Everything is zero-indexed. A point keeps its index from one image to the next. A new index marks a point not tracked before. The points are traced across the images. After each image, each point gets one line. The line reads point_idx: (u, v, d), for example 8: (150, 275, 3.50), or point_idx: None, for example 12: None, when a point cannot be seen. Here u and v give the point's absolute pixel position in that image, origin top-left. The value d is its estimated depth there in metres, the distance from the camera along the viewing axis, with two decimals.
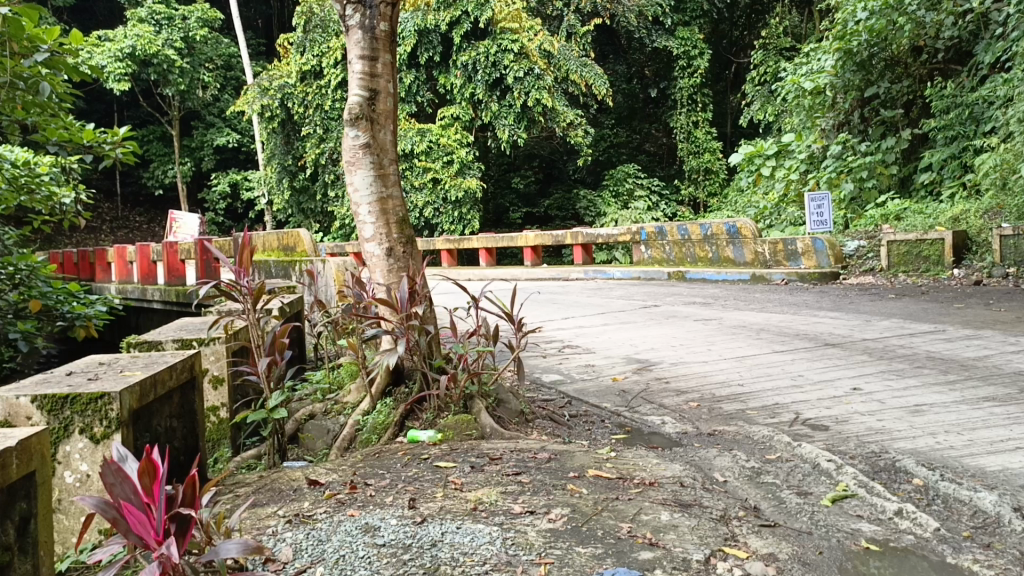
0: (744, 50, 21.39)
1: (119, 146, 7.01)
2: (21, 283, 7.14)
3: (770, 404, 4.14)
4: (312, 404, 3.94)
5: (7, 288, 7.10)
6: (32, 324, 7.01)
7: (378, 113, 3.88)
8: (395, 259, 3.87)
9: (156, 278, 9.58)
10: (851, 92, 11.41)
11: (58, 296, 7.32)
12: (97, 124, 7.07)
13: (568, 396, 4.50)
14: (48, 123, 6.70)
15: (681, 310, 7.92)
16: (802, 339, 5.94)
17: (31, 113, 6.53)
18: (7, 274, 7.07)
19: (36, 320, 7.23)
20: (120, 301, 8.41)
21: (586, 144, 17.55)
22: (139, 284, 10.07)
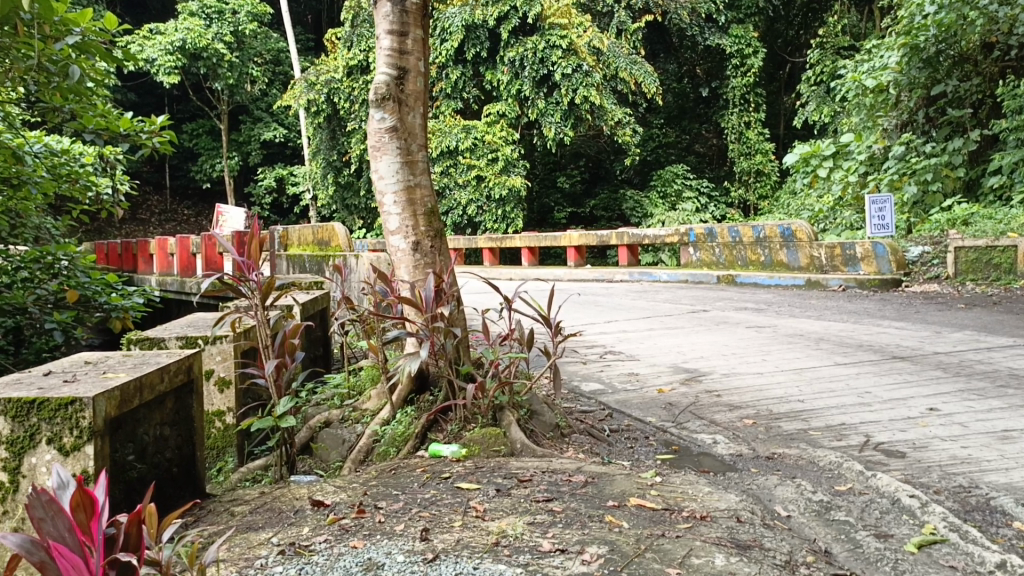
0: (799, 49, 20.68)
1: (157, 136, 6.81)
2: (59, 273, 6.98)
3: (835, 425, 3.71)
4: (328, 410, 3.62)
5: (46, 277, 6.95)
6: (69, 315, 6.84)
7: (407, 94, 3.56)
8: (422, 254, 3.54)
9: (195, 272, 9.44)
10: (916, 90, 10.76)
11: (96, 287, 7.15)
12: (134, 112, 6.88)
13: (609, 409, 4.12)
14: (85, 110, 6.48)
15: (732, 315, 7.45)
16: (865, 351, 5.46)
17: (69, 100, 6.31)
18: (47, 264, 6.93)
19: (74, 310, 7.07)
20: (157, 294, 8.24)
21: (634, 144, 17.01)
22: (178, 276, 9.91)
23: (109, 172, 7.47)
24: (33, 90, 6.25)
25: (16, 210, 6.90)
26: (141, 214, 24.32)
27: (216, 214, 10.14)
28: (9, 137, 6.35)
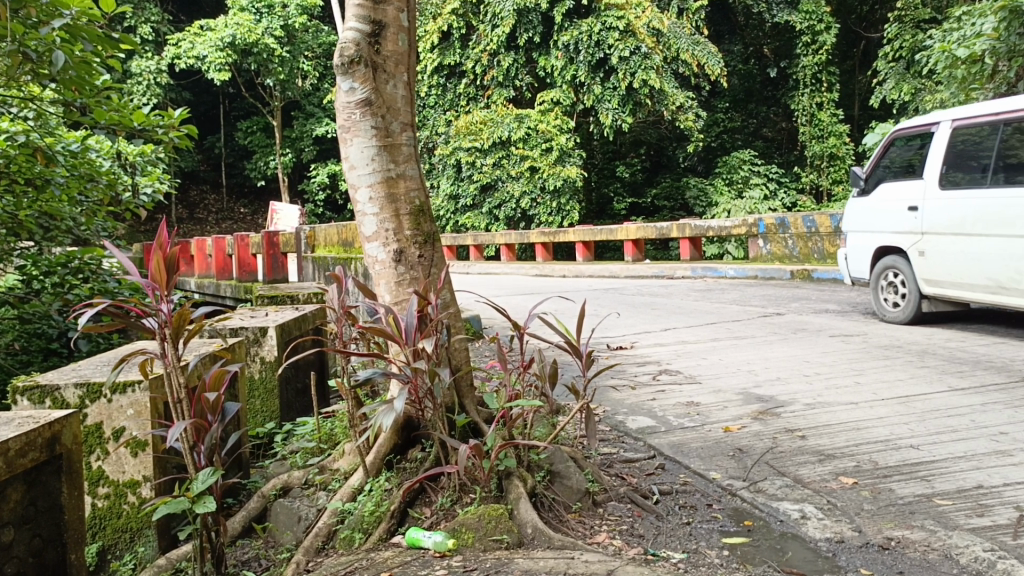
0: (875, 24, 19.13)
1: (175, 128, 5.97)
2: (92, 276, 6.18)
3: (969, 489, 2.72)
4: (289, 469, 2.80)
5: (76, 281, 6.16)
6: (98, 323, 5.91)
7: (385, 56, 2.72)
8: (406, 267, 2.71)
9: (256, 276, 8.95)
10: (1017, 58, 9.08)
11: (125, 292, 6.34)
12: (150, 106, 6.04)
13: (661, 457, 3.24)
14: (97, 104, 5.60)
15: (811, 320, 6.40)
16: (985, 370, 4.37)
17: (79, 94, 5.42)
18: (75, 268, 6.10)
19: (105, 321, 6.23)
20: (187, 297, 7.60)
21: (698, 130, 15.85)
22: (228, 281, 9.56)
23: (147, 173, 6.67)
24: (47, 83, 5.45)
25: (48, 214, 5.79)
26: (198, 213, 24.32)
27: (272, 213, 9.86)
28: (39, 137, 5.54)
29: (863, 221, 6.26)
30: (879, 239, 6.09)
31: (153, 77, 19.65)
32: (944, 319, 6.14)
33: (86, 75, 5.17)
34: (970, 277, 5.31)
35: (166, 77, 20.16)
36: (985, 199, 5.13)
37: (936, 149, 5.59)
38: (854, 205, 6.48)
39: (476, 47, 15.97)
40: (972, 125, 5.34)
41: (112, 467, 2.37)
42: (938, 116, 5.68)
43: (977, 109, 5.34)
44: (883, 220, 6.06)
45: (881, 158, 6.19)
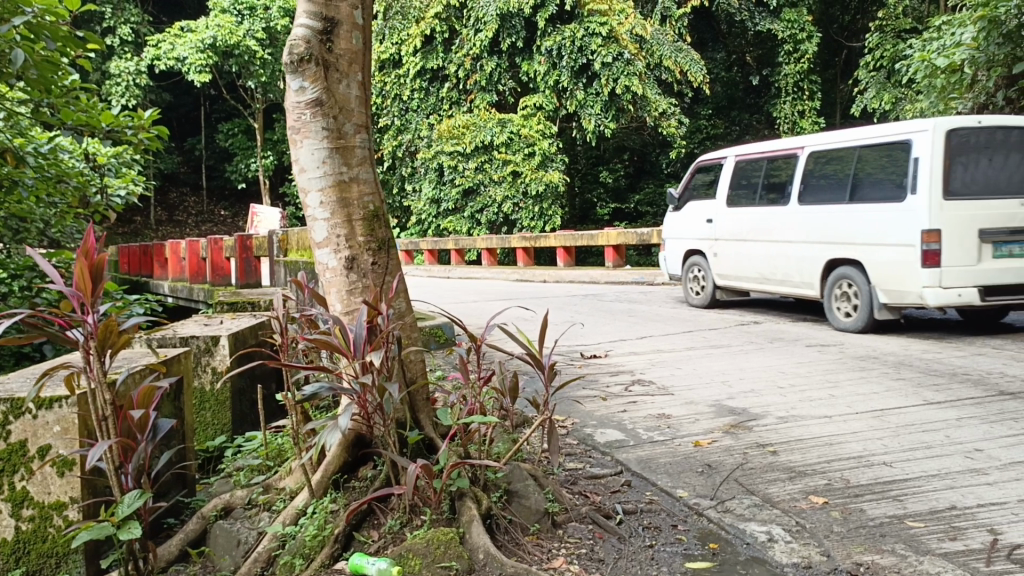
0: (857, 33, 19.21)
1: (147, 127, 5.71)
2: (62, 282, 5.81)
3: (942, 510, 2.62)
4: (233, 488, 2.66)
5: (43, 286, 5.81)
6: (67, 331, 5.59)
7: (337, 54, 2.60)
8: (358, 275, 2.58)
9: (229, 279, 8.77)
10: (996, 68, 9.07)
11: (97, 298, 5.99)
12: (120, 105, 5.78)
13: (627, 473, 3.12)
14: (64, 103, 5.34)
15: (788, 329, 6.32)
16: (961, 383, 4.30)
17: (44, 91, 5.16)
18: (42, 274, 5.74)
19: None
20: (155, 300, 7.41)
21: (681, 137, 15.81)
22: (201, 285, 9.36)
23: (123, 174, 6.28)
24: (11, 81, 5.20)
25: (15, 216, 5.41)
26: (178, 215, 24.01)
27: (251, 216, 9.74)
28: (6, 137, 5.26)
29: (676, 229, 8.14)
30: (691, 243, 7.89)
31: (132, 78, 19.38)
32: (741, 306, 7.96)
33: (51, 73, 4.94)
34: (748, 271, 7.17)
35: (146, 78, 19.89)
36: (759, 214, 6.97)
37: (725, 176, 7.45)
38: (674, 218, 8.27)
39: (459, 51, 15.87)
40: (749, 157, 7.20)
41: (37, 487, 2.23)
42: (726, 152, 7.55)
43: (752, 146, 7.19)
44: (690, 229, 7.95)
45: (690, 182, 8.06)
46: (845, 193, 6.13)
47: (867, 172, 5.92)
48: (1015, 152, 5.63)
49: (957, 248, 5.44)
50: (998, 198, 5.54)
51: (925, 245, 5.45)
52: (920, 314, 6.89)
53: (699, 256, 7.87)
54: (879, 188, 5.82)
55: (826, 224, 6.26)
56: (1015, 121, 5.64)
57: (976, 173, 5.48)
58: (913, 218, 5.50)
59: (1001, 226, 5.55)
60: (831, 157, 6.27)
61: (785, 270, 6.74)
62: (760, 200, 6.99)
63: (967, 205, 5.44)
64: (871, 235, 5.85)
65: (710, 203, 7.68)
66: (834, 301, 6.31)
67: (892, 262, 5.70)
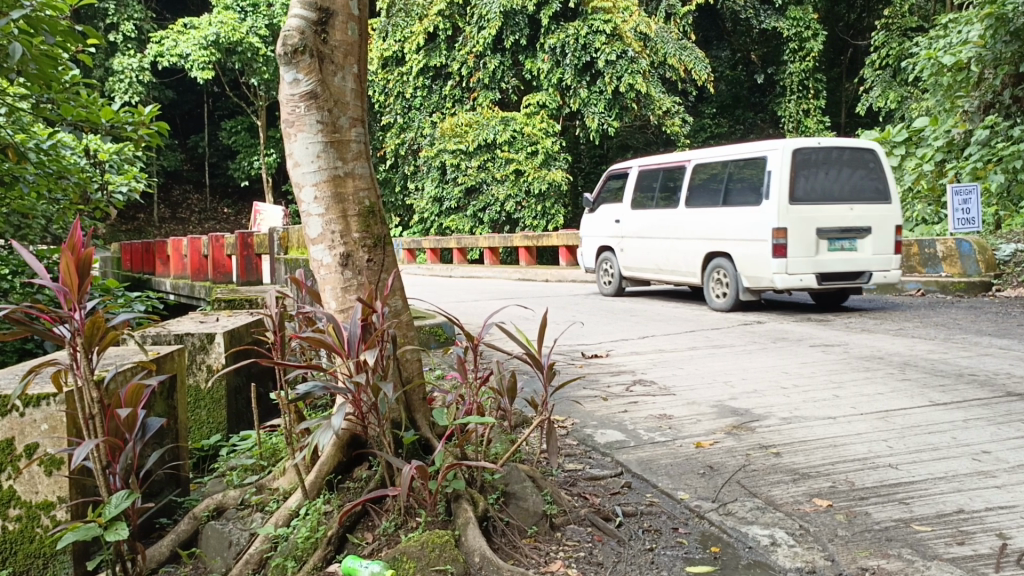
0: (862, 32, 19.14)
1: (148, 123, 5.69)
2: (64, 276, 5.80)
3: (950, 514, 2.57)
4: (225, 488, 2.60)
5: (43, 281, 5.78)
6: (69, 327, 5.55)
7: (332, 46, 2.55)
8: (353, 272, 2.54)
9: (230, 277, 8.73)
10: (1003, 67, 8.98)
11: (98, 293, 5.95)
12: (119, 101, 5.76)
13: (628, 474, 3.07)
14: (64, 98, 5.31)
15: (792, 329, 6.26)
16: (967, 384, 4.24)
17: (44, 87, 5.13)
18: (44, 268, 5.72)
19: None
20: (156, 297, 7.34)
21: (684, 136, 15.74)
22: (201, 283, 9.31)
23: (125, 170, 6.27)
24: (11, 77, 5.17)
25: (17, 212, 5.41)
26: (181, 213, 23.96)
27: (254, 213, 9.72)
28: (8, 133, 5.24)
29: (588, 229, 9.31)
30: (601, 240, 9.05)
31: (135, 75, 19.35)
32: (643, 294, 9.18)
33: (50, 69, 4.90)
34: (646, 263, 8.39)
35: (149, 75, 19.86)
36: (657, 215, 8.15)
37: (627, 184, 8.67)
38: (589, 218, 9.39)
39: (462, 49, 15.81)
40: (646, 168, 8.41)
41: (23, 487, 2.17)
42: (630, 164, 8.74)
43: (648, 158, 8.41)
44: (599, 229, 9.14)
45: (601, 187, 9.25)
46: (720, 197, 7.37)
47: (736, 181, 7.18)
48: (849, 167, 6.95)
49: (800, 243, 6.74)
50: (834, 204, 6.86)
51: (775, 241, 6.73)
52: (780, 300, 8.11)
53: (607, 250, 9.03)
54: (744, 195, 7.09)
55: (704, 224, 7.49)
56: (849, 142, 6.95)
57: (814, 184, 6.80)
58: (767, 219, 6.78)
59: (834, 226, 6.88)
60: (709, 167, 7.50)
61: (675, 262, 7.99)
62: (655, 203, 8.19)
63: (807, 208, 6.76)
64: (739, 234, 7.10)
65: (617, 205, 8.85)
66: (707, 287, 7.61)
67: (752, 255, 6.97)
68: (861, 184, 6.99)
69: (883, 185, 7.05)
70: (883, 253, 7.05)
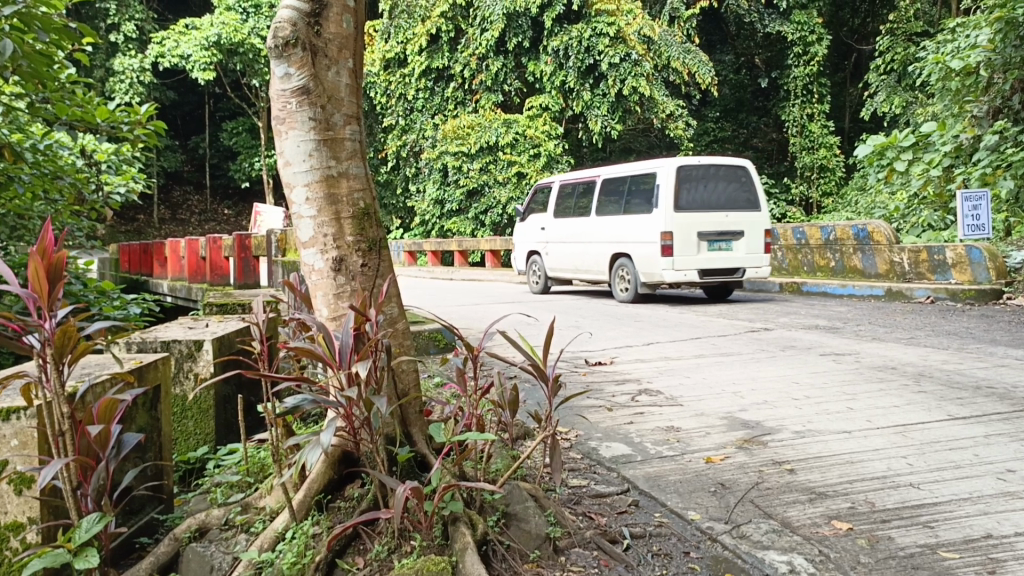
0: (866, 37, 19.01)
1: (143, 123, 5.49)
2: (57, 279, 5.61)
3: (978, 540, 2.41)
4: (209, 507, 2.45)
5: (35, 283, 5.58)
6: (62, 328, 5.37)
7: (326, 39, 2.40)
8: (347, 277, 2.39)
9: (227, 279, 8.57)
10: (1013, 71, 8.78)
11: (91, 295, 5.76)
12: (115, 100, 5.56)
13: (635, 492, 2.92)
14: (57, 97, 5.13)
15: (801, 337, 6.10)
16: (986, 397, 4.08)
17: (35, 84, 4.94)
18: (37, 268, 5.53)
19: None
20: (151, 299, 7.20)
21: (687, 139, 15.60)
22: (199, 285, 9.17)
23: (123, 170, 6.09)
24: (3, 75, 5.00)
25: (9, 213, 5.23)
26: (181, 214, 23.83)
27: (254, 214, 9.58)
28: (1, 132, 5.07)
29: (523, 237, 10.82)
30: (532, 243, 10.57)
31: (136, 75, 19.24)
32: (570, 292, 10.62)
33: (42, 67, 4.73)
34: (569, 263, 9.89)
35: (150, 75, 19.75)
36: (578, 223, 9.66)
37: (555, 199, 10.20)
38: (524, 229, 10.91)
39: (464, 50, 15.66)
40: (569, 184, 9.98)
41: None
42: (556, 180, 10.28)
43: (571, 176, 9.98)
44: (532, 237, 10.63)
45: (533, 202, 10.78)
46: (622, 208, 8.88)
47: (637, 193, 8.64)
48: (725, 180, 8.42)
49: (683, 243, 8.22)
50: (712, 211, 8.33)
51: (662, 241, 8.21)
52: (681, 298, 9.40)
53: (537, 252, 10.54)
54: (641, 204, 8.58)
55: (614, 229, 8.93)
56: (726, 160, 8.42)
57: (695, 195, 8.28)
58: (657, 223, 8.25)
59: (713, 230, 8.33)
60: (617, 182, 8.99)
61: (591, 261, 9.50)
62: (575, 212, 9.70)
63: (689, 215, 8.23)
64: (637, 237, 8.56)
65: (546, 214, 10.39)
66: (615, 283, 9.11)
67: (647, 254, 8.44)
68: (736, 196, 8.46)
69: (754, 195, 8.52)
70: (755, 252, 8.53)
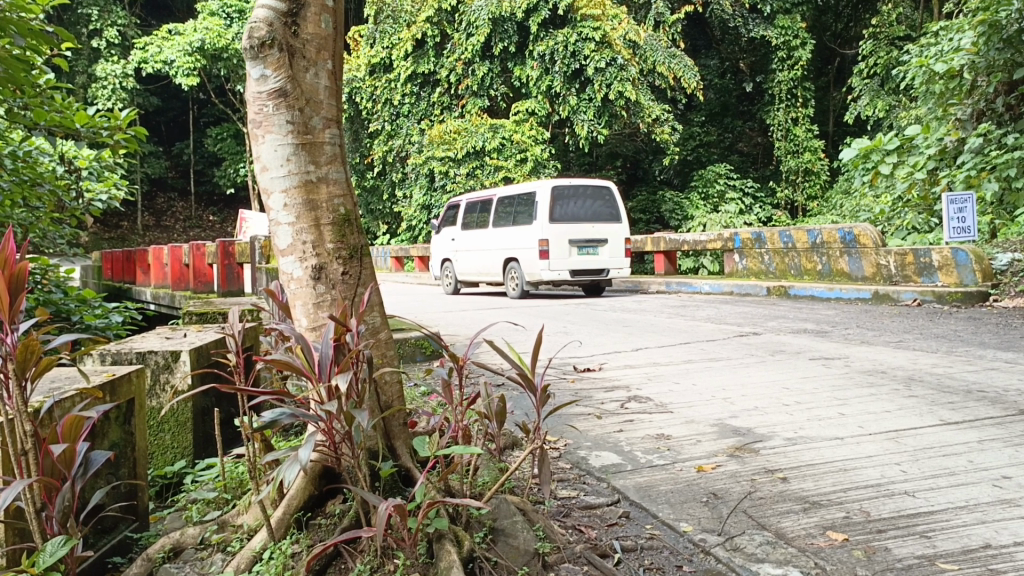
0: (849, 41, 19.11)
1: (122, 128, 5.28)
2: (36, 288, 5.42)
3: (977, 550, 2.36)
4: (184, 525, 2.36)
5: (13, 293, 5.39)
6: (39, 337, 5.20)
7: (304, 40, 2.33)
8: (326, 286, 2.30)
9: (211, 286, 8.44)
10: (997, 74, 8.78)
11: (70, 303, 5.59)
12: (95, 105, 5.36)
13: (625, 503, 2.85)
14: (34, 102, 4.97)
15: (789, 341, 6.06)
16: (977, 401, 4.04)
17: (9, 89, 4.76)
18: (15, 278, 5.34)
19: None
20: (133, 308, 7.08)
21: (673, 143, 15.58)
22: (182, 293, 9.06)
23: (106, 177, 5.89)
24: None
25: None
26: (165, 220, 23.58)
27: (240, 220, 9.48)
28: None
29: (437, 246, 12.64)
30: (443, 252, 12.38)
31: (119, 81, 19.06)
32: (479, 292, 12.44)
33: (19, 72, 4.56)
34: (473, 268, 11.65)
35: (132, 81, 19.57)
36: (479, 233, 11.46)
37: (461, 213, 12.04)
38: (438, 239, 12.75)
39: (450, 55, 15.61)
40: (472, 200, 11.81)
41: None
42: (463, 198, 12.12)
43: (473, 195, 11.84)
44: (445, 246, 12.45)
45: (446, 216, 12.61)
46: (513, 220, 10.65)
47: (521, 208, 10.46)
48: (592, 198, 10.28)
49: (557, 248, 10.03)
50: (581, 224, 10.16)
51: (540, 248, 10.02)
52: (561, 296, 11.26)
53: (449, 259, 12.34)
54: (524, 217, 10.39)
55: (505, 237, 10.75)
56: (593, 182, 10.26)
57: (568, 210, 10.12)
58: (536, 232, 10.05)
59: (582, 238, 10.16)
60: (508, 199, 10.81)
61: (490, 266, 11.24)
62: (477, 225, 11.46)
63: (562, 225, 10.05)
64: (522, 244, 10.37)
65: (455, 227, 12.21)
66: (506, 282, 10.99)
67: (529, 258, 10.23)
68: (601, 211, 10.32)
69: (616, 210, 10.37)
70: (618, 256, 10.37)
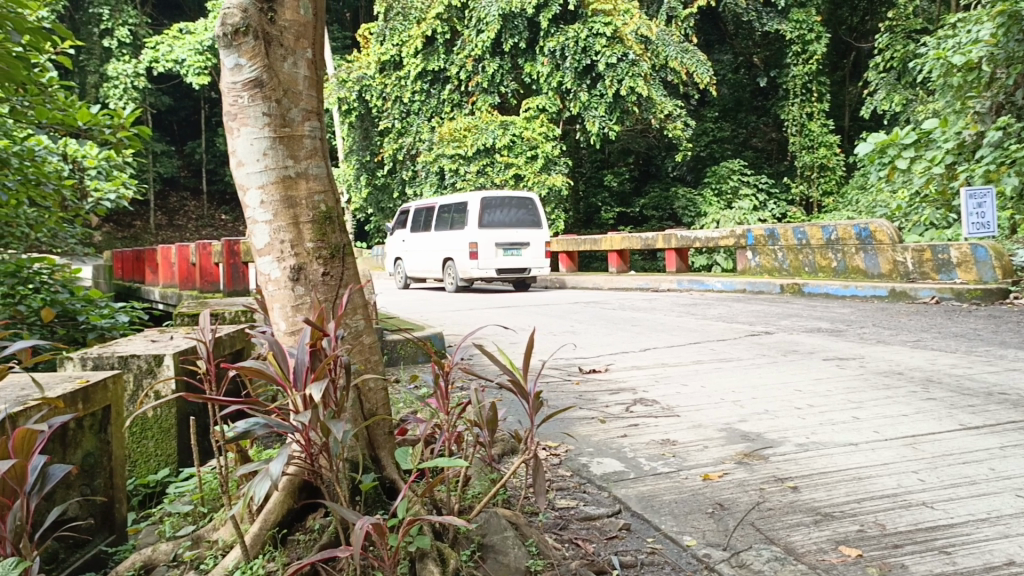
0: (865, 35, 18.82)
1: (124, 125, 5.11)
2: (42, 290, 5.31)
3: (1000, 567, 2.20)
4: (159, 540, 2.24)
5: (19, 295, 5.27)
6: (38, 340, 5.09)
7: (281, 27, 2.20)
8: (306, 287, 2.18)
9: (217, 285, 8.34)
10: (1016, 65, 8.55)
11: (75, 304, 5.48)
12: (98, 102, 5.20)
13: (626, 514, 2.71)
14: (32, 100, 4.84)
15: (803, 340, 5.88)
16: (999, 404, 3.86)
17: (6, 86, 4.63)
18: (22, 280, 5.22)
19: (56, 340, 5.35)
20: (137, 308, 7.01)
21: (686, 139, 15.37)
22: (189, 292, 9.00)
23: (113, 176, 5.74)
24: None
25: None
26: (178, 220, 23.62)
27: None
28: None
29: (390, 247, 13.61)
30: (394, 252, 13.32)
31: (130, 81, 19.08)
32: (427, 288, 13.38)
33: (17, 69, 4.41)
34: (418, 267, 12.58)
35: (144, 80, 19.58)
36: (422, 236, 12.43)
37: (409, 217, 13.01)
38: (391, 240, 13.73)
39: (460, 52, 15.47)
40: (417, 206, 12.76)
41: None
42: (410, 204, 13.07)
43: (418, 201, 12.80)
44: (395, 246, 13.42)
45: (399, 219, 13.53)
46: (449, 225, 11.62)
47: (456, 214, 11.43)
48: (517, 206, 11.18)
49: (484, 250, 10.98)
50: (507, 229, 11.12)
51: (470, 250, 11.01)
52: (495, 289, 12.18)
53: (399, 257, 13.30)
54: (457, 223, 11.37)
55: (442, 241, 11.74)
56: (518, 192, 11.21)
57: (496, 218, 11.07)
58: (467, 236, 11.04)
59: (506, 241, 11.14)
60: (445, 206, 11.76)
61: (431, 266, 12.23)
62: (421, 228, 12.44)
63: (490, 231, 11.02)
64: (455, 247, 11.37)
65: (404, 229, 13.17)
66: (445, 278, 11.92)
67: (461, 260, 11.22)
68: (526, 217, 11.26)
69: (539, 218, 11.32)
70: (539, 257, 11.34)
